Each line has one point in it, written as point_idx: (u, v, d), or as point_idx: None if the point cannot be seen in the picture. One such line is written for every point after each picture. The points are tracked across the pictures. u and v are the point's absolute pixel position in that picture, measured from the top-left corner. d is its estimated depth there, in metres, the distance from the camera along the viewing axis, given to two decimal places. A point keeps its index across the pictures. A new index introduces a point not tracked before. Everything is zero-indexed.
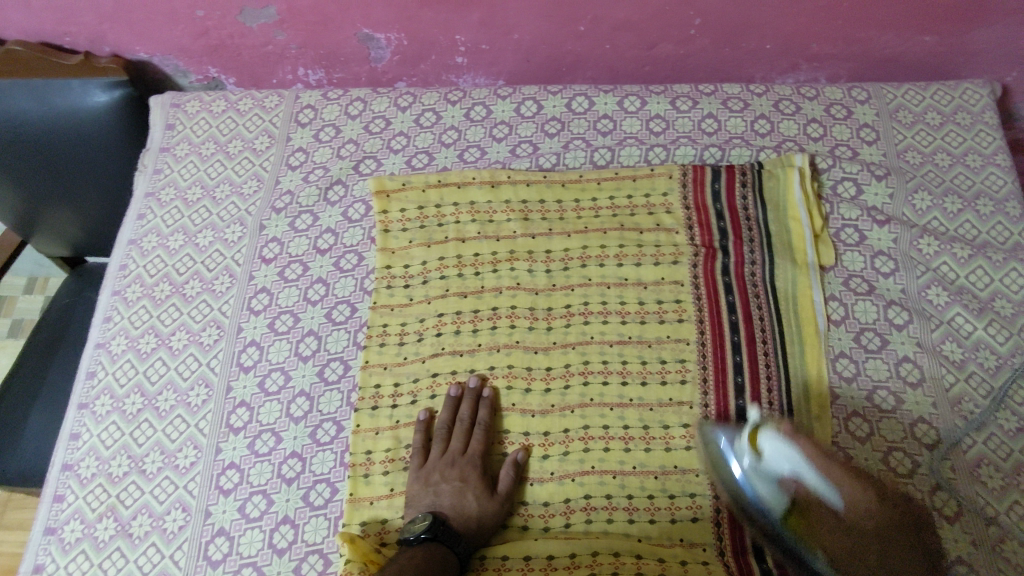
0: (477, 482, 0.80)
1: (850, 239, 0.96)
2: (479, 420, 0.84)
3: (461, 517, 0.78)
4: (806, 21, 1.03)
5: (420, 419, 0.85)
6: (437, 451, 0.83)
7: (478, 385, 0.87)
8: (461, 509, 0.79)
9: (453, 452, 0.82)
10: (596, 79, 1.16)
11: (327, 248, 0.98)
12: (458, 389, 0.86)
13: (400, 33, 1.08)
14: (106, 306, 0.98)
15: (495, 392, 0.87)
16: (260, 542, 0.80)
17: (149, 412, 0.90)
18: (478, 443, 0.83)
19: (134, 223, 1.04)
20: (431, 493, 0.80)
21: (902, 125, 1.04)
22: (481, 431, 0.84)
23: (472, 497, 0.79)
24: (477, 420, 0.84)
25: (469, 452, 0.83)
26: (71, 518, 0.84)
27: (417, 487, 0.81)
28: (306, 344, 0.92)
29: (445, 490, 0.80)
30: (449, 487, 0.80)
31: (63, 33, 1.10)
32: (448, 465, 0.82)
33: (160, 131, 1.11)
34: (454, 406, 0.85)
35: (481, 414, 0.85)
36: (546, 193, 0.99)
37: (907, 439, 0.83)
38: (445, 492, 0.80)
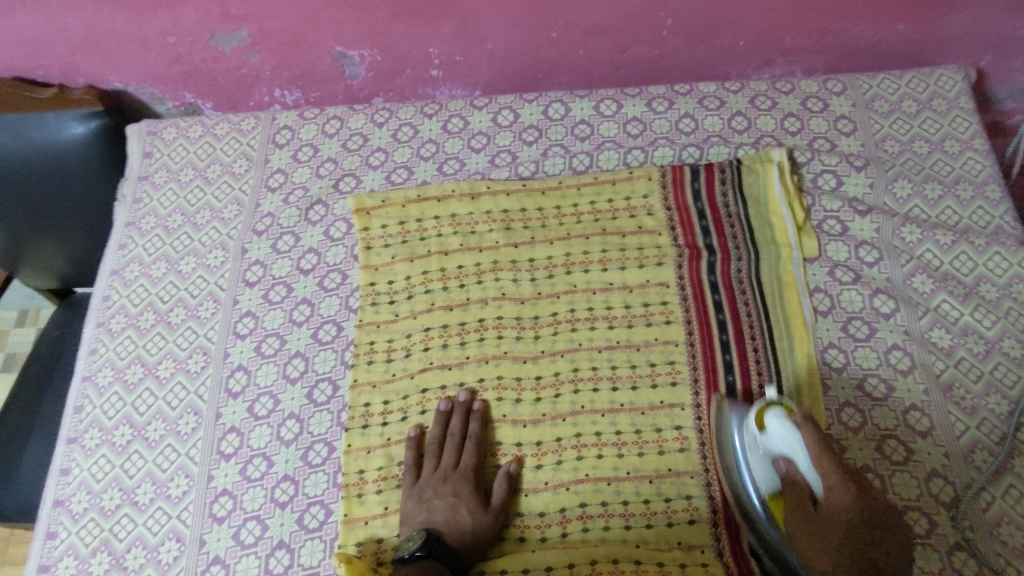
0: (470, 496, 0.80)
1: (833, 230, 0.96)
2: (470, 433, 0.84)
3: (456, 532, 0.78)
4: (776, 16, 1.03)
5: (410, 435, 0.85)
6: (429, 468, 0.83)
7: (468, 399, 0.86)
8: (455, 524, 0.78)
9: (445, 467, 0.82)
10: (572, 84, 1.17)
11: (310, 268, 0.98)
12: (448, 402, 0.86)
13: (373, 49, 1.08)
14: (91, 338, 0.98)
15: (485, 404, 0.87)
16: (256, 569, 0.80)
17: (138, 443, 0.89)
18: (470, 457, 0.83)
19: (116, 253, 1.04)
20: (425, 509, 0.80)
21: (878, 114, 1.04)
22: (473, 445, 0.83)
23: (466, 511, 0.79)
24: (469, 434, 0.84)
25: (461, 466, 0.82)
26: (64, 554, 0.84)
27: (411, 504, 0.81)
28: (293, 366, 0.91)
29: (438, 506, 0.80)
30: (443, 503, 0.80)
31: (35, 67, 1.10)
32: (440, 480, 0.81)
33: (138, 159, 1.10)
34: (444, 421, 0.85)
35: (471, 428, 0.84)
36: (526, 202, 0.99)
37: (900, 427, 0.83)
38: (438, 508, 0.79)
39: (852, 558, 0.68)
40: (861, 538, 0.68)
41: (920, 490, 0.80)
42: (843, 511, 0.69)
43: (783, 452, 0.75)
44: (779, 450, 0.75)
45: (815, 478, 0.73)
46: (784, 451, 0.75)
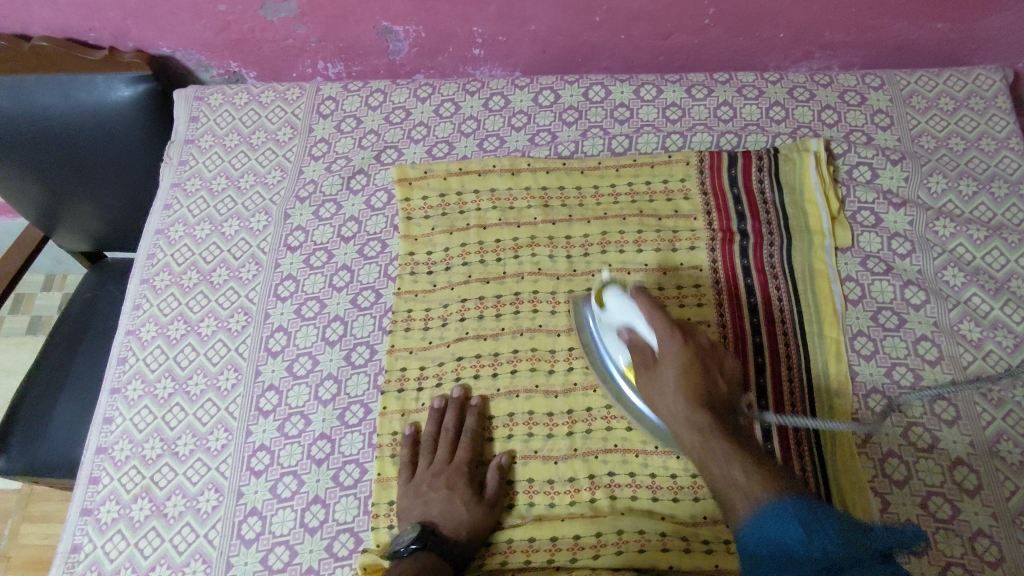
0: (464, 489, 0.81)
1: (866, 221, 0.97)
2: (465, 428, 0.85)
3: (452, 524, 0.79)
4: (819, 9, 1.05)
5: (405, 434, 0.86)
6: (423, 464, 0.84)
7: (463, 396, 0.87)
8: (450, 516, 0.79)
9: (440, 462, 0.83)
10: (611, 69, 1.18)
11: (351, 236, 1.00)
12: (441, 400, 0.87)
13: (418, 26, 1.10)
14: (135, 294, 1.00)
15: (483, 400, 0.88)
16: (292, 522, 0.83)
17: (180, 396, 0.91)
18: (464, 451, 0.84)
19: (161, 213, 1.06)
20: (421, 503, 0.81)
21: (915, 110, 1.05)
22: (468, 439, 0.84)
23: (462, 503, 0.80)
24: (464, 429, 0.85)
25: (455, 461, 0.83)
26: (106, 499, 0.86)
27: (407, 500, 0.81)
28: (333, 329, 0.94)
29: (434, 499, 0.81)
30: (438, 496, 0.81)
31: (87, 29, 1.13)
32: (435, 475, 0.82)
33: (184, 123, 1.12)
34: (438, 418, 0.86)
35: (468, 421, 0.85)
36: (565, 180, 1.00)
37: (927, 415, 0.85)
38: (435, 501, 0.81)
39: (695, 399, 0.71)
40: (699, 380, 0.72)
41: (944, 477, 0.81)
42: (678, 359, 0.73)
43: (624, 323, 0.78)
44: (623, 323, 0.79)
45: (651, 336, 0.76)
46: (624, 320, 0.79)
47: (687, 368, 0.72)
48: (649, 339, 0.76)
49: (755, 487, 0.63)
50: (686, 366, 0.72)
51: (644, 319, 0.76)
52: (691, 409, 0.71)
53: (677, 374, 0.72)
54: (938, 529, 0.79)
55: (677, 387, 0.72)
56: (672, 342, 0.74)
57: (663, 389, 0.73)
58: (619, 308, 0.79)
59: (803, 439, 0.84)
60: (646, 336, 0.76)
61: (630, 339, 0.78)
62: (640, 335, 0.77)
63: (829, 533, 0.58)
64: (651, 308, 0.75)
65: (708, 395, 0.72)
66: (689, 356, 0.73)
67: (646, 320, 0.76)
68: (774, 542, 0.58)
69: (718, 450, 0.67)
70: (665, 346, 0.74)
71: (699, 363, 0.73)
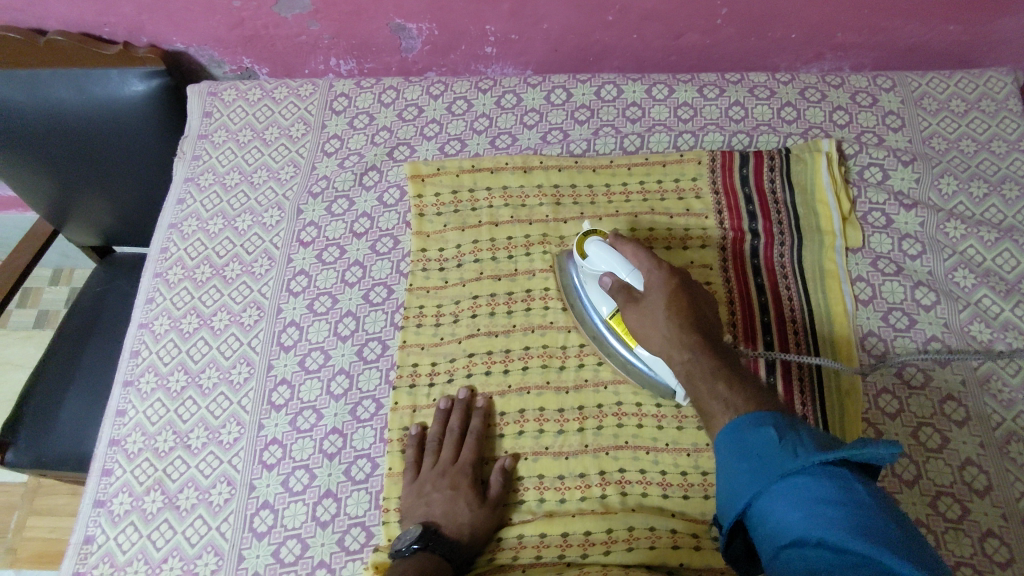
0: (467, 489, 0.81)
1: (877, 221, 0.98)
2: (470, 429, 0.85)
3: (454, 524, 0.79)
4: (831, 11, 1.05)
5: (411, 433, 0.86)
6: (428, 463, 0.84)
7: (468, 398, 0.87)
8: (452, 516, 0.79)
9: (444, 462, 0.83)
10: (623, 68, 1.19)
11: (363, 232, 1.00)
12: (448, 400, 0.87)
13: (431, 23, 1.10)
14: (148, 288, 1.00)
15: (489, 402, 0.88)
16: (304, 515, 0.83)
17: (192, 390, 0.92)
18: (470, 452, 0.84)
19: (174, 208, 1.06)
20: (423, 503, 0.81)
21: (927, 112, 1.05)
22: (473, 440, 0.84)
23: (464, 503, 0.80)
24: (469, 430, 0.85)
25: (460, 461, 0.83)
26: (119, 491, 0.87)
27: (411, 500, 0.82)
28: (345, 324, 0.94)
29: (437, 499, 0.81)
30: (441, 496, 0.81)
31: (102, 24, 1.13)
32: (439, 475, 0.83)
33: (198, 118, 1.12)
34: (444, 418, 0.86)
35: (473, 422, 0.85)
36: (577, 178, 1.01)
37: (937, 415, 0.85)
38: (437, 502, 0.81)
39: (680, 325, 0.75)
40: (684, 309, 0.76)
41: (954, 477, 0.82)
42: (663, 292, 0.78)
43: (604, 272, 0.82)
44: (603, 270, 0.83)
45: (633, 278, 0.80)
46: (607, 270, 0.82)
47: (671, 297, 0.77)
48: (633, 282, 0.80)
49: (736, 402, 0.66)
50: (670, 298, 0.77)
51: (625, 262, 0.81)
52: (676, 334, 0.74)
53: (662, 305, 0.77)
54: (947, 528, 0.79)
55: (663, 317, 0.76)
56: (655, 277, 0.79)
57: (649, 322, 0.77)
58: (597, 258, 0.82)
59: None
60: (628, 278, 0.80)
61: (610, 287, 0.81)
62: (621, 279, 0.81)
63: (806, 449, 0.55)
64: (635, 250, 0.81)
65: (693, 322, 0.75)
66: (672, 288, 0.78)
67: (628, 263, 0.81)
68: (751, 453, 0.58)
69: (701, 371, 0.70)
70: (649, 282, 0.79)
71: (681, 295, 0.77)
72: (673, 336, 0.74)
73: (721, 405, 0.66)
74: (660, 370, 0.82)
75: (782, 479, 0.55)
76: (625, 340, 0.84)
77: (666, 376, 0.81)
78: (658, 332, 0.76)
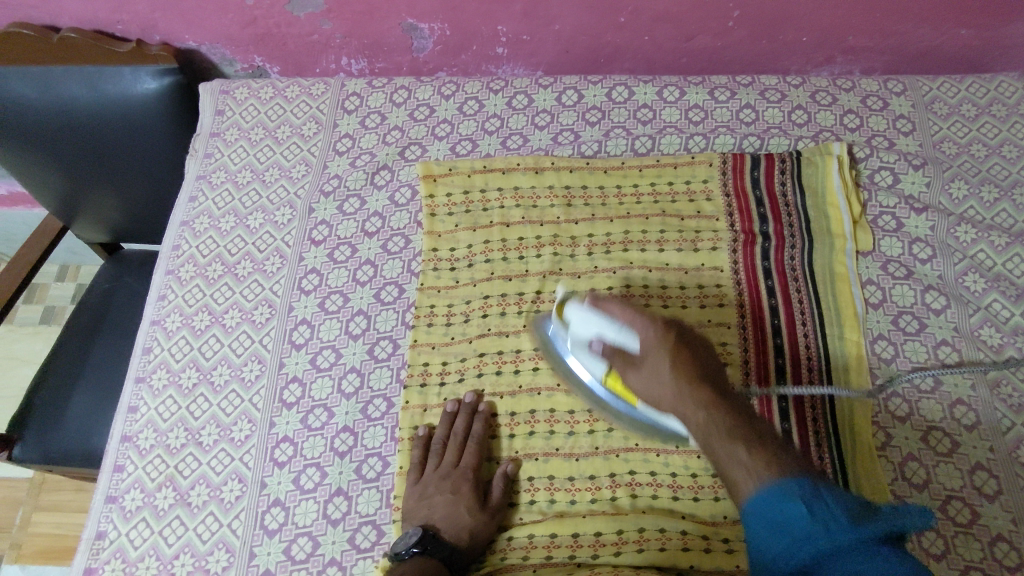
0: (469, 494, 0.82)
1: (888, 225, 0.98)
2: (473, 433, 0.85)
3: (455, 529, 0.79)
4: (843, 14, 1.05)
5: (419, 434, 0.86)
6: (432, 466, 0.84)
7: (474, 401, 0.87)
8: (453, 520, 0.80)
9: (446, 466, 0.83)
10: (633, 70, 1.19)
11: (374, 231, 1.01)
12: (454, 403, 0.87)
13: (444, 24, 1.11)
14: (160, 285, 1.01)
15: (492, 405, 0.88)
16: (315, 513, 0.83)
17: (204, 387, 0.92)
18: (471, 457, 0.84)
19: (186, 205, 1.07)
20: (425, 506, 0.81)
21: (938, 116, 1.05)
22: (474, 445, 0.84)
23: (465, 508, 0.81)
24: (471, 434, 0.85)
25: (461, 465, 0.83)
26: (131, 487, 0.87)
27: (413, 502, 0.82)
28: (356, 323, 0.94)
29: (438, 502, 0.81)
30: (442, 500, 0.81)
31: (115, 21, 1.14)
32: (442, 478, 0.83)
33: (210, 116, 1.13)
34: (450, 422, 0.86)
35: (476, 427, 0.86)
36: (588, 179, 1.01)
37: (946, 419, 0.85)
38: (438, 505, 0.81)
39: (688, 382, 0.66)
40: (688, 364, 0.68)
41: (964, 481, 0.82)
42: (661, 349, 0.69)
43: (591, 335, 0.74)
44: (590, 334, 0.75)
45: (624, 338, 0.71)
46: (594, 333, 0.74)
47: (672, 354, 0.68)
48: (626, 343, 0.71)
49: (759, 464, 0.58)
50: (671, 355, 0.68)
51: (614, 322, 0.72)
52: (684, 392, 0.66)
53: (664, 365, 0.68)
54: (957, 532, 0.79)
55: (667, 379, 0.67)
56: (649, 332, 0.70)
57: (653, 383, 0.69)
58: (583, 322, 0.75)
59: (824, 441, 0.84)
60: (620, 337, 0.72)
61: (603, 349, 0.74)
62: (612, 340, 0.72)
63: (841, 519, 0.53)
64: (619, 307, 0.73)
65: (701, 376, 0.67)
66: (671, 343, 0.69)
67: (617, 321, 0.72)
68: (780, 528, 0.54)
69: (720, 435, 0.62)
70: (644, 339, 0.70)
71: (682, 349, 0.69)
72: (682, 397, 0.66)
73: (748, 472, 0.59)
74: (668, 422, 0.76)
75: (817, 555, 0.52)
76: (626, 398, 0.79)
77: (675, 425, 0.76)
78: (663, 393, 0.68)
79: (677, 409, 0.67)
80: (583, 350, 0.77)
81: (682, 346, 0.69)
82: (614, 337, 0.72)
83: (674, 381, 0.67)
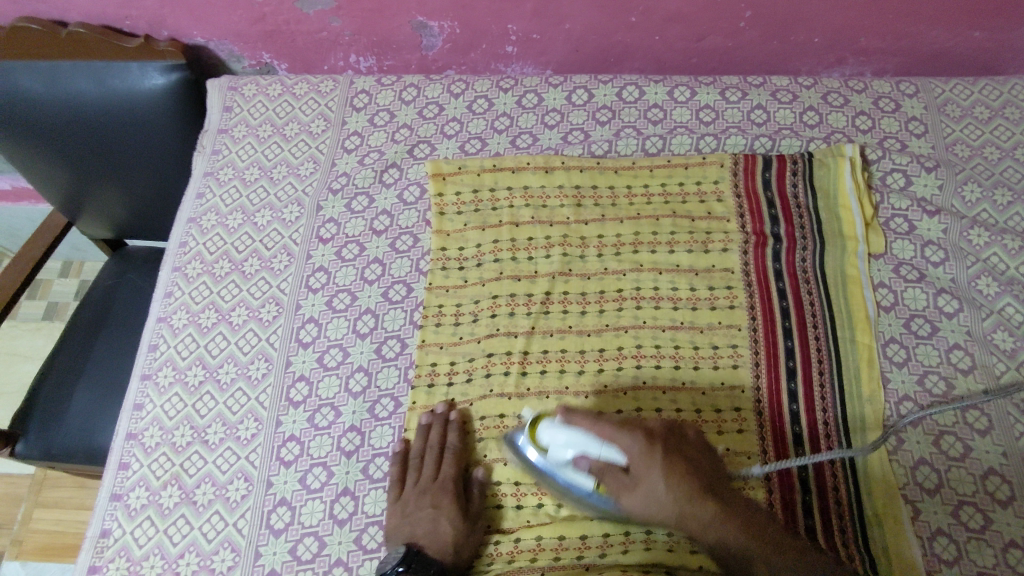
0: (450, 506, 0.80)
1: (900, 228, 0.97)
2: (449, 444, 0.84)
3: (439, 544, 0.78)
4: (856, 16, 1.04)
5: (397, 451, 0.85)
6: (411, 480, 0.83)
7: (446, 411, 0.86)
8: (436, 535, 0.78)
9: (425, 480, 0.82)
10: (643, 70, 1.18)
11: (383, 229, 1.00)
12: (427, 416, 0.86)
13: (453, 22, 1.10)
14: (167, 282, 1.00)
15: (464, 412, 0.87)
16: (321, 513, 0.83)
17: (210, 384, 0.91)
18: (451, 468, 0.83)
19: (193, 202, 1.06)
20: (408, 523, 0.80)
21: (951, 118, 1.05)
22: (452, 456, 0.83)
23: (447, 521, 0.79)
24: (448, 446, 0.84)
25: (440, 477, 0.82)
26: (136, 485, 0.86)
27: (395, 520, 0.80)
28: (363, 322, 0.94)
29: (420, 518, 0.80)
30: (424, 515, 0.80)
31: (123, 16, 1.13)
32: (422, 493, 0.81)
33: (218, 113, 1.12)
34: (425, 434, 0.85)
35: (451, 438, 0.84)
36: (598, 179, 1.00)
37: (959, 424, 0.84)
38: (421, 521, 0.79)
39: (687, 491, 0.72)
40: (682, 472, 0.73)
41: (976, 486, 0.81)
42: (656, 463, 0.73)
43: (577, 454, 0.75)
44: (574, 453, 0.75)
45: (616, 454, 0.74)
46: (579, 451, 0.74)
47: (665, 465, 0.73)
48: (617, 458, 0.74)
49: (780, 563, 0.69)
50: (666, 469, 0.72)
51: (602, 440, 0.74)
52: (686, 500, 0.72)
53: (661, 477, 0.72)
54: (970, 538, 0.78)
55: (666, 492, 0.72)
56: (638, 449, 0.73)
57: (654, 496, 0.73)
58: (566, 442, 0.75)
59: (834, 444, 0.84)
60: (612, 452, 0.74)
61: (591, 466, 0.75)
62: (602, 457, 0.74)
63: None
64: (603, 424, 0.74)
65: (696, 480, 0.73)
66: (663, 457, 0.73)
67: (606, 439, 0.74)
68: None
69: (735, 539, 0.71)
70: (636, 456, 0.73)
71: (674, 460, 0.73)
72: (685, 507, 0.72)
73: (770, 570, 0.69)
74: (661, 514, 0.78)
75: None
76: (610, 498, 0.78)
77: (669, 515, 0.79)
78: (665, 505, 0.72)
79: (682, 518, 0.72)
80: (565, 467, 0.76)
81: (669, 453, 0.74)
82: (604, 453, 0.74)
83: (674, 491, 0.72)
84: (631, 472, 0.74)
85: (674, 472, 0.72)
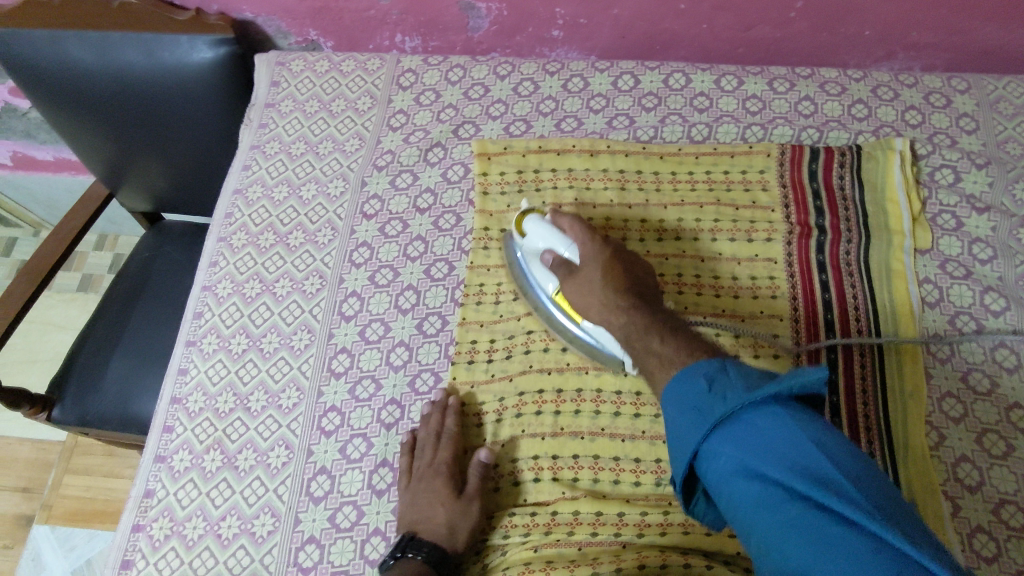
0: (444, 490, 0.79)
1: (948, 224, 0.96)
2: (446, 429, 0.83)
3: (433, 526, 0.77)
4: (909, 9, 1.03)
5: (403, 441, 0.85)
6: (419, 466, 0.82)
7: (445, 396, 0.86)
8: (432, 519, 0.78)
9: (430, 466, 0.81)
10: (689, 58, 1.18)
11: (426, 207, 1.01)
12: (432, 405, 0.86)
13: (502, 4, 1.10)
14: (212, 252, 1.01)
15: (471, 401, 0.87)
16: (360, 482, 0.84)
17: (254, 353, 0.93)
18: (447, 451, 0.81)
19: (239, 173, 1.07)
20: (415, 510, 0.79)
21: (1003, 116, 1.03)
22: (448, 441, 0.82)
23: (442, 505, 0.78)
24: (444, 432, 0.83)
25: (436, 461, 0.81)
26: (180, 448, 0.88)
27: (404, 508, 0.80)
28: (406, 297, 0.94)
29: (423, 501, 0.80)
30: (427, 497, 0.79)
31: None
32: (426, 475, 0.81)
33: (265, 88, 1.13)
34: (427, 421, 0.84)
35: (448, 423, 0.83)
36: (643, 164, 1.00)
37: (1003, 422, 0.84)
38: (425, 508, 0.79)
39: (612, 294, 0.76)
40: (616, 279, 0.77)
41: (1018, 485, 0.80)
42: (596, 265, 0.79)
43: (544, 249, 0.83)
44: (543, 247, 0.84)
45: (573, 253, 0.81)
46: (547, 246, 0.83)
47: (604, 265, 0.79)
48: (572, 257, 0.81)
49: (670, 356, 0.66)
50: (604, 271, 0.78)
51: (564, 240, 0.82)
52: (612, 301, 0.76)
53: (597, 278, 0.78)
54: (1010, 536, 0.78)
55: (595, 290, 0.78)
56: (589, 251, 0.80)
57: (586, 292, 0.78)
58: (542, 235, 0.83)
59: (874, 436, 0.83)
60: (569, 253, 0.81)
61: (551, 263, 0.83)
62: (560, 254, 0.82)
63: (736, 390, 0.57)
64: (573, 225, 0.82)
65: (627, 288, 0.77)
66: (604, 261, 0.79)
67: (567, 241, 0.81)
68: (692, 405, 0.58)
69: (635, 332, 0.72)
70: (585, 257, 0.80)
71: (614, 268, 0.78)
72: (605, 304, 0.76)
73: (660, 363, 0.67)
74: (607, 342, 0.82)
75: (720, 426, 0.56)
76: (571, 315, 0.85)
77: (613, 348, 0.82)
78: (591, 301, 0.78)
79: (603, 316, 0.77)
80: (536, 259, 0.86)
81: (613, 260, 0.79)
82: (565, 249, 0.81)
83: (601, 287, 0.77)
84: (575, 270, 0.80)
85: (612, 274, 0.78)
